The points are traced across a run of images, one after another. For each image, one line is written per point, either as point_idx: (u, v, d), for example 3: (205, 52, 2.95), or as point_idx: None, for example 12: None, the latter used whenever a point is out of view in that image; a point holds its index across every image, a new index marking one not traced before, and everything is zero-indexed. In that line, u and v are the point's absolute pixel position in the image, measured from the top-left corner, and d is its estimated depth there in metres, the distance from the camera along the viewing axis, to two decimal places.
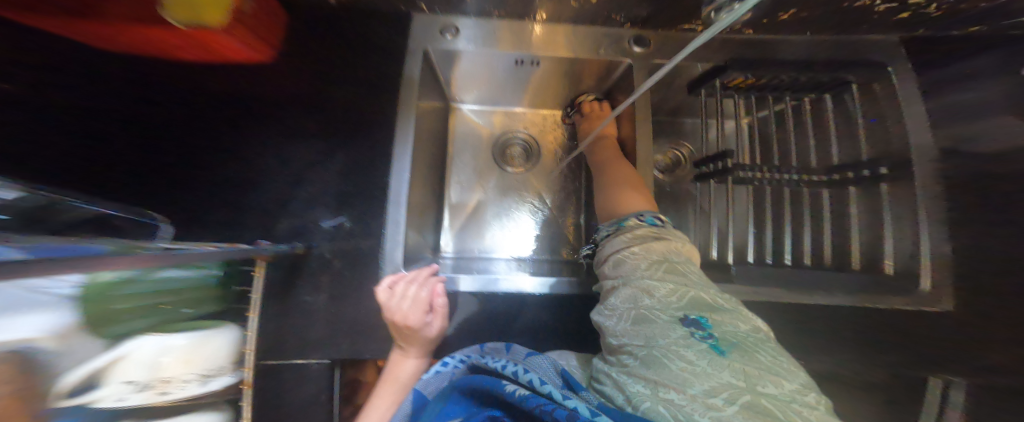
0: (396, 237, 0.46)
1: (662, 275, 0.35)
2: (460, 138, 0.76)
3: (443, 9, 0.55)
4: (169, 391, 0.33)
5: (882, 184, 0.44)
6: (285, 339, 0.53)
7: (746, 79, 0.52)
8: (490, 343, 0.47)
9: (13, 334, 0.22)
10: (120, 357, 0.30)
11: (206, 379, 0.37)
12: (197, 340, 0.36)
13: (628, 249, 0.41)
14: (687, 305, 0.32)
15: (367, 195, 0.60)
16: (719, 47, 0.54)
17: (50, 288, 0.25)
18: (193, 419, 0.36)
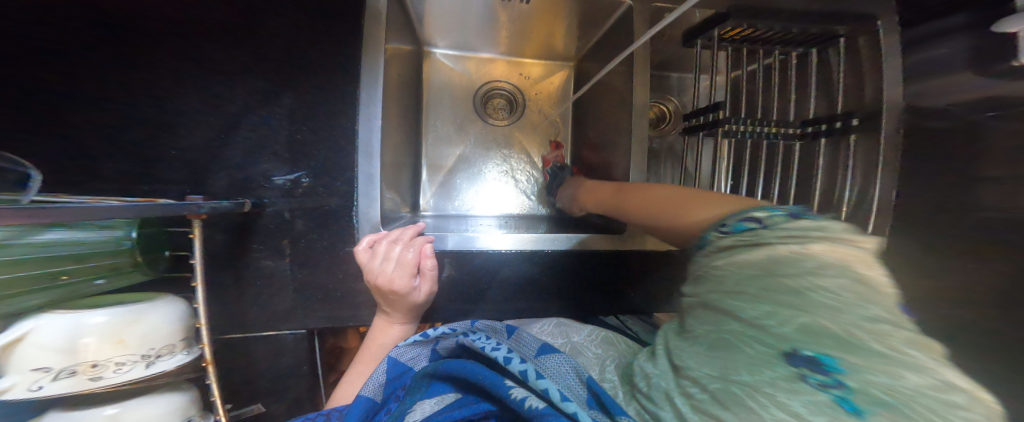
0: (369, 194, 0.42)
1: (752, 289, 0.21)
2: (435, 90, 0.69)
3: None
4: (102, 375, 0.28)
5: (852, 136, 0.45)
6: (246, 313, 0.48)
7: (744, 29, 0.47)
8: (482, 322, 0.44)
9: None
10: (21, 338, 0.26)
11: (152, 361, 0.31)
12: (122, 319, 0.29)
13: (709, 263, 0.26)
14: (795, 331, 0.18)
15: (331, 152, 0.52)
16: None
17: None
18: (149, 403, 0.32)
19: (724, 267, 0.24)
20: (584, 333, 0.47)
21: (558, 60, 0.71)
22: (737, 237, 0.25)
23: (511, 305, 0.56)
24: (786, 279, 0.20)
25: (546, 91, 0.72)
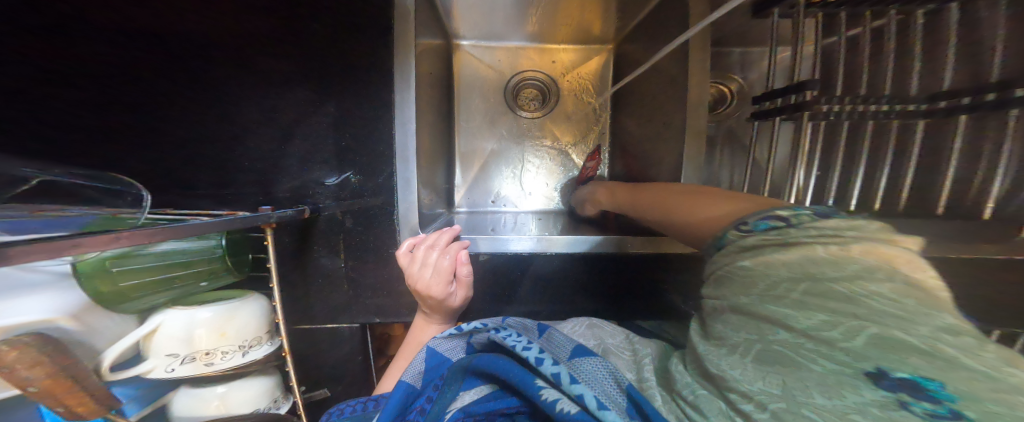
0: (407, 199, 0.43)
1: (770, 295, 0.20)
2: (466, 83, 0.68)
3: None
4: (211, 362, 0.32)
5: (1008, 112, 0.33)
6: (313, 306, 0.53)
7: None
8: (513, 316, 0.44)
9: (13, 320, 0.22)
10: (156, 329, 0.30)
11: (247, 351, 0.35)
12: (222, 315, 0.33)
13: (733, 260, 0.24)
14: (862, 353, 0.15)
15: (376, 153, 0.55)
16: None
17: (35, 267, 0.24)
18: (246, 384, 0.37)
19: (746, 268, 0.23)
20: (619, 336, 0.44)
21: (595, 43, 0.66)
22: (763, 236, 0.23)
23: (549, 304, 0.57)
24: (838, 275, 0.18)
25: (579, 78, 0.68)
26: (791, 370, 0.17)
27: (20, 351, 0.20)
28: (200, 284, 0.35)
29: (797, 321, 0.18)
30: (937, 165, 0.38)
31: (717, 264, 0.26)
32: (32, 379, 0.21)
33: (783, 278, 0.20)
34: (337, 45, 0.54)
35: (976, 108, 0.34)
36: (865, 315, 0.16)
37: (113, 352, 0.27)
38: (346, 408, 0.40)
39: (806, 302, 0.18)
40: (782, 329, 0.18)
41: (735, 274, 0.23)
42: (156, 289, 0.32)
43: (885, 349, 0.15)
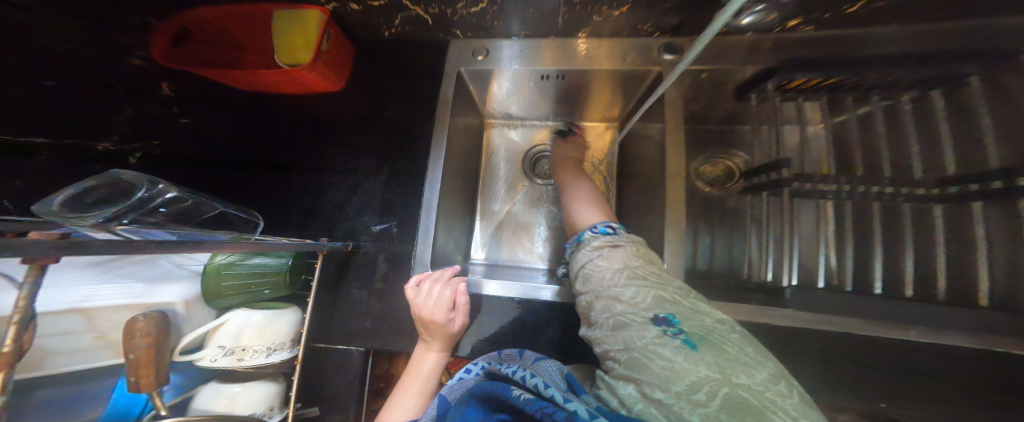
0: (426, 241, 0.54)
1: (624, 282, 0.35)
2: (494, 151, 0.81)
3: (476, 34, 0.62)
4: (244, 359, 0.39)
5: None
6: (330, 326, 0.57)
7: (810, 80, 0.44)
8: (511, 351, 0.43)
9: (159, 299, 0.34)
10: (221, 324, 0.38)
11: (271, 353, 0.41)
12: (266, 319, 0.41)
13: (590, 263, 0.40)
14: (653, 306, 0.32)
15: (412, 204, 0.67)
16: (772, 47, 0.44)
17: (188, 265, 0.38)
18: (258, 386, 0.44)
19: (600, 266, 0.39)
20: None
21: (602, 122, 0.76)
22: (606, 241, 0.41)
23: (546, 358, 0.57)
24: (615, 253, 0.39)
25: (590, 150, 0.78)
26: (628, 328, 0.31)
27: (148, 322, 0.32)
28: (263, 292, 0.44)
29: (627, 303, 0.33)
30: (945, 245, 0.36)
31: (582, 264, 0.41)
32: (136, 348, 0.32)
33: (632, 292, 0.34)
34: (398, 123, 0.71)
35: (941, 195, 0.36)
36: (655, 299, 0.33)
37: (186, 337, 0.37)
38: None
39: (629, 284, 0.35)
40: (620, 306, 0.33)
41: (596, 275, 0.38)
42: (238, 293, 0.41)
43: (660, 304, 0.32)
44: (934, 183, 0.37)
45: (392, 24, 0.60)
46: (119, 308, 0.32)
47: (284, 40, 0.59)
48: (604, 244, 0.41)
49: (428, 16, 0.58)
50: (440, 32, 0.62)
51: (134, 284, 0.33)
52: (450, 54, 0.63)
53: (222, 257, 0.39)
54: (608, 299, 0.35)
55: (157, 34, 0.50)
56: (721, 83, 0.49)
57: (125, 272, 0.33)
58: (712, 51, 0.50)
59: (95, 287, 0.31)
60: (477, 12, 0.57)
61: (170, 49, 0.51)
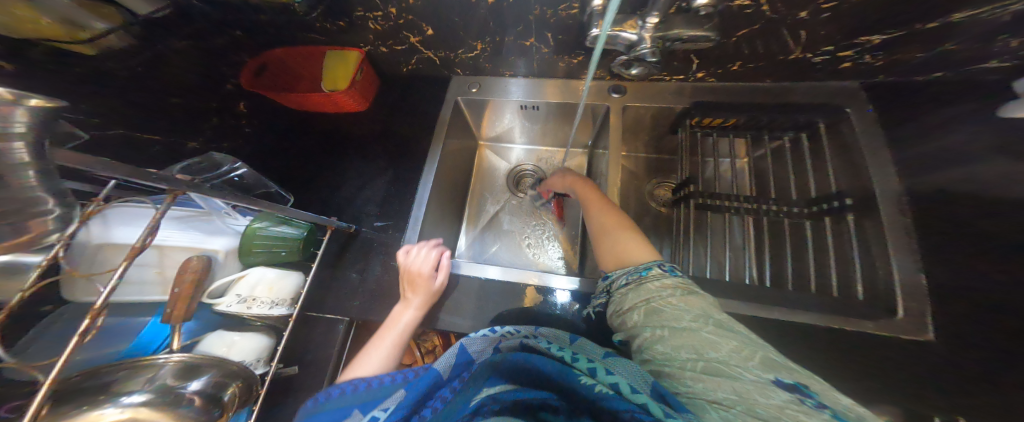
0: (414, 229, 0.67)
1: (714, 329, 0.35)
2: (484, 167, 0.93)
3: (473, 72, 0.77)
4: (251, 307, 0.49)
5: (849, 216, 0.44)
6: (325, 298, 0.66)
7: (711, 119, 0.56)
8: (546, 327, 0.45)
9: (211, 246, 0.49)
10: (242, 276, 0.51)
11: (273, 307, 0.52)
12: (275, 278, 0.53)
13: (666, 300, 0.40)
14: (765, 368, 0.31)
15: (403, 205, 0.76)
16: (690, 94, 0.59)
17: (234, 226, 0.53)
18: (252, 336, 0.54)
19: (677, 305, 0.39)
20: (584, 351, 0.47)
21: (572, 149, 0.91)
22: (678, 281, 0.42)
23: None
24: (691, 294, 0.40)
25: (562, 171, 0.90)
26: (725, 375, 0.31)
27: (198, 262, 0.47)
28: (281, 253, 0.56)
29: (724, 349, 0.33)
30: (843, 253, 0.44)
31: (651, 297, 0.41)
32: (182, 283, 0.44)
33: (721, 337, 0.34)
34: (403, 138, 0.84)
35: (825, 210, 0.46)
36: (755, 352, 0.33)
37: (216, 280, 0.49)
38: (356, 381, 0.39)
39: (721, 333, 0.35)
40: (713, 351, 0.33)
41: (670, 311, 0.39)
42: (262, 251, 0.54)
43: (771, 367, 0.31)
44: (809, 203, 0.48)
45: (409, 62, 0.75)
46: (183, 250, 0.47)
47: (332, 70, 0.73)
48: (677, 283, 0.42)
49: (437, 58, 0.72)
50: (445, 70, 0.77)
51: (196, 235, 0.49)
52: (452, 86, 0.78)
53: (258, 223, 0.54)
54: (692, 339, 0.35)
55: (244, 71, 0.70)
56: (665, 119, 0.63)
57: (192, 226, 0.49)
58: (649, 94, 0.62)
59: (169, 234, 0.46)
60: (473, 57, 0.70)
61: (253, 80, 0.72)
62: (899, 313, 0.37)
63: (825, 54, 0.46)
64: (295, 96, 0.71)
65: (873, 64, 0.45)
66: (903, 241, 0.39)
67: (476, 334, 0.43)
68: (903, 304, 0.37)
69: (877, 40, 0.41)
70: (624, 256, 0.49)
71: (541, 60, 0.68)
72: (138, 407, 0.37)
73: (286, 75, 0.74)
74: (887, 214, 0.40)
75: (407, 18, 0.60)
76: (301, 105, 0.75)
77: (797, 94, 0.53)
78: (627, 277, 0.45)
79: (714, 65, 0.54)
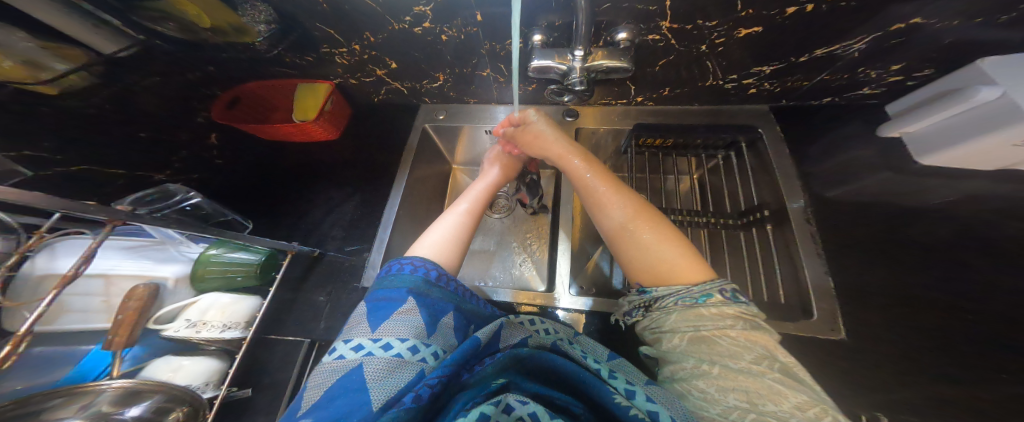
0: (378, 250, 0.68)
1: (774, 377, 0.32)
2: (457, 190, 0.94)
3: (439, 101, 0.81)
4: (200, 330, 0.52)
5: (768, 225, 0.52)
6: (285, 320, 0.67)
7: (656, 138, 0.60)
8: (583, 336, 0.43)
9: (160, 273, 0.53)
10: (193, 302, 0.55)
11: (225, 329, 0.54)
12: (228, 301, 0.56)
13: (725, 334, 0.36)
14: None
15: (371, 229, 0.77)
16: (633, 116, 0.64)
17: (189, 253, 0.58)
18: (202, 360, 0.55)
19: (737, 341, 0.35)
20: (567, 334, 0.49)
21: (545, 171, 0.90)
22: (738, 308, 0.38)
23: None
24: (753, 326, 0.37)
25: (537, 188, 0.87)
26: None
27: (144, 289, 0.50)
28: (237, 278, 0.60)
29: (787, 403, 0.30)
30: (782, 262, 0.50)
31: (703, 324, 0.37)
32: (126, 310, 0.48)
33: (787, 387, 0.31)
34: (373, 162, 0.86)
35: (762, 221, 0.53)
36: (823, 415, 0.29)
37: (163, 308, 0.53)
38: (419, 264, 0.45)
39: (781, 380, 0.32)
40: (772, 404, 0.30)
41: (727, 345, 0.35)
42: (217, 275, 0.58)
43: None
44: (741, 214, 0.57)
45: (379, 92, 0.79)
46: (132, 278, 0.51)
47: (301, 101, 0.75)
48: (739, 314, 0.37)
49: (403, 88, 0.76)
50: (413, 99, 0.81)
51: (147, 263, 0.53)
52: (420, 114, 0.82)
53: (214, 250, 0.59)
54: (751, 384, 0.32)
55: (216, 105, 0.71)
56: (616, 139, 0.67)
57: (143, 254, 0.53)
58: (599, 116, 0.66)
59: (117, 263, 0.50)
60: (437, 87, 0.74)
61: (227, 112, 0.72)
62: (813, 312, 0.44)
63: (745, 79, 0.52)
64: (265, 128, 0.72)
65: (779, 87, 0.53)
66: (811, 246, 0.47)
67: (515, 318, 0.44)
68: (815, 305, 0.44)
69: (790, 61, 0.47)
70: (662, 272, 0.43)
71: (500, 89, 0.72)
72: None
73: (259, 107, 0.76)
74: (795, 226, 0.48)
75: (370, 53, 0.64)
76: (273, 135, 0.75)
77: (716, 116, 0.60)
78: (682, 298, 0.40)
79: (652, 92, 0.59)
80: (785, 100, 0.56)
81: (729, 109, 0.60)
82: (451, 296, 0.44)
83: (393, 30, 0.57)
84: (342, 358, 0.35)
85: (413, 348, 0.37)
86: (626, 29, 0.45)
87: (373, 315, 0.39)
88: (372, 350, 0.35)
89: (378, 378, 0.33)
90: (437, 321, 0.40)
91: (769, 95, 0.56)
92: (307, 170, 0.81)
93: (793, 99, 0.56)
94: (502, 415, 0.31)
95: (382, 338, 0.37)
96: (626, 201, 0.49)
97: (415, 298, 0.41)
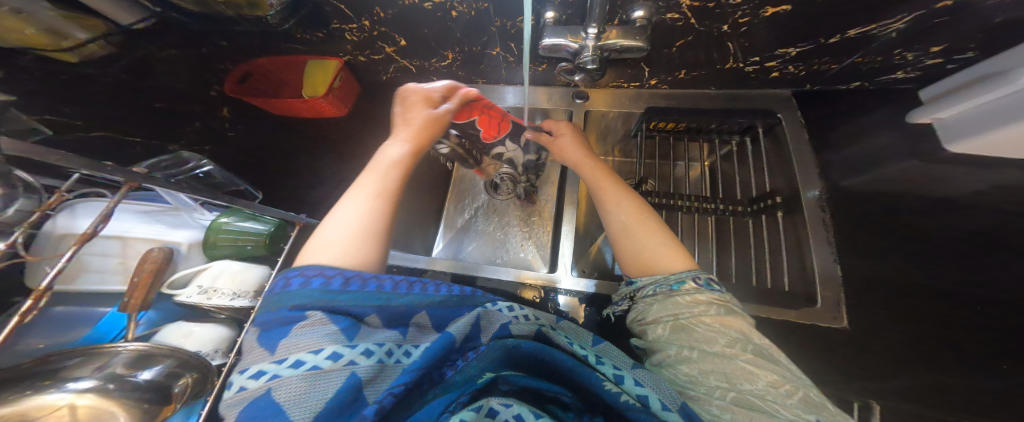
0: None
1: (749, 358, 0.32)
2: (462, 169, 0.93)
3: (447, 80, 0.79)
4: (211, 297, 0.54)
5: (779, 213, 0.51)
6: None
7: (666, 122, 0.58)
8: (568, 321, 0.44)
9: (172, 238, 0.54)
10: (204, 269, 0.56)
11: (234, 298, 0.56)
12: (237, 269, 0.58)
13: (700, 320, 0.36)
14: (804, 407, 0.29)
15: None
16: (645, 99, 0.63)
17: (200, 221, 0.59)
18: (213, 327, 0.57)
19: (712, 325, 0.35)
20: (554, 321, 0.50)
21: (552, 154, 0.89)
22: (710, 294, 0.38)
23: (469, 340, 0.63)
24: (728, 313, 0.36)
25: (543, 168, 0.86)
26: (759, 412, 0.29)
27: (158, 253, 0.52)
28: (247, 247, 0.61)
29: (760, 381, 0.31)
30: (788, 250, 0.49)
31: (681, 313, 0.37)
32: (140, 272, 0.50)
33: (761, 367, 0.31)
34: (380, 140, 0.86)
35: (776, 208, 0.52)
36: (794, 390, 0.30)
37: (177, 272, 0.55)
38: (315, 272, 0.35)
39: (756, 361, 0.32)
40: (747, 383, 0.31)
41: (703, 330, 0.35)
42: (226, 244, 0.59)
43: (812, 407, 0.29)
44: (750, 202, 0.56)
45: (387, 70, 0.77)
46: (145, 241, 0.52)
47: (311, 80, 0.74)
48: (713, 300, 0.37)
49: (411, 66, 0.74)
50: (421, 78, 0.79)
51: (160, 228, 0.54)
52: (426, 93, 0.81)
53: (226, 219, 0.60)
54: (727, 365, 0.32)
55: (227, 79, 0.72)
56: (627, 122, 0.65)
57: (157, 220, 0.54)
58: (608, 100, 0.65)
59: (133, 226, 0.52)
60: (445, 65, 0.72)
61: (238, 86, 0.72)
62: (818, 300, 0.44)
63: (765, 60, 0.49)
64: (275, 102, 0.72)
65: (800, 70, 0.49)
66: (821, 234, 0.46)
67: (493, 306, 0.44)
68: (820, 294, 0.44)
69: (818, 42, 0.42)
70: (650, 262, 0.42)
71: (509, 69, 0.70)
72: (82, 392, 0.36)
73: (270, 82, 0.76)
74: (808, 213, 0.47)
75: (380, 29, 0.63)
76: (285, 110, 0.75)
77: (732, 101, 0.58)
78: (658, 289, 0.40)
79: (665, 74, 0.58)
80: (808, 84, 0.52)
81: (747, 93, 0.58)
82: (373, 294, 0.36)
83: (402, 4, 0.55)
84: (244, 389, 0.28)
85: (334, 356, 0.30)
86: (643, 7, 0.44)
87: (269, 337, 0.31)
88: (279, 372, 0.29)
89: (296, 397, 0.27)
90: (359, 323, 0.34)
91: (793, 79, 0.52)
92: (315, 145, 0.81)
93: (818, 83, 0.51)
94: (485, 419, 0.31)
95: (289, 356, 0.29)
96: (622, 197, 0.48)
97: (322, 310, 0.33)
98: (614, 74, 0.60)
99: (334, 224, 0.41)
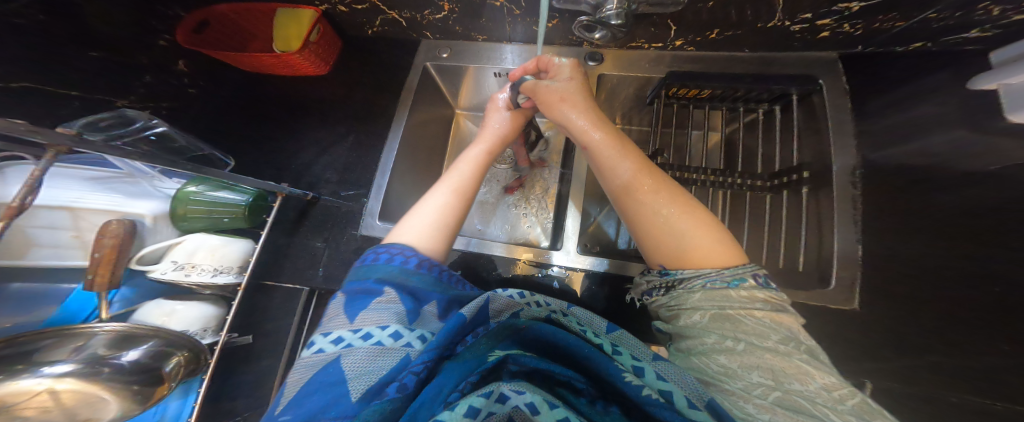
0: (376, 197, 0.65)
1: (799, 359, 0.32)
2: (459, 138, 0.85)
3: (443, 36, 0.69)
4: (190, 273, 0.49)
5: (804, 188, 0.50)
6: (281, 266, 0.66)
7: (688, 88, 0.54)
8: (578, 307, 0.42)
9: (133, 210, 0.48)
10: (177, 242, 0.51)
11: (216, 274, 0.52)
12: (216, 244, 0.52)
13: (750, 313, 0.35)
14: (852, 411, 0.28)
15: (368, 175, 0.72)
16: (668, 62, 0.57)
17: (164, 189, 0.52)
18: (197, 306, 0.53)
19: (762, 320, 0.34)
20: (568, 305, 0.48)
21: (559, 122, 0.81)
22: (768, 292, 0.36)
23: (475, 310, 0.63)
24: (782, 311, 0.35)
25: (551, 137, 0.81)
26: (807, 412, 0.28)
27: (118, 225, 0.45)
28: (223, 220, 0.55)
29: (812, 383, 0.30)
30: (814, 225, 0.49)
31: (726, 303, 0.36)
32: (102, 248, 0.44)
33: (813, 368, 0.31)
34: (369, 100, 0.75)
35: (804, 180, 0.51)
36: (848, 395, 0.29)
37: (146, 248, 0.49)
38: (400, 252, 0.41)
39: (808, 361, 0.31)
40: (798, 383, 0.30)
41: (753, 323, 0.34)
42: (199, 217, 0.53)
43: (864, 412, 0.28)
44: (770, 175, 0.55)
45: (374, 24, 0.68)
46: (101, 213, 0.46)
47: (282, 31, 0.64)
48: (769, 298, 0.36)
49: (402, 19, 0.65)
50: (414, 33, 0.70)
51: (116, 197, 0.47)
52: (421, 51, 0.72)
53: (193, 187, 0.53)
54: (777, 362, 0.32)
55: (181, 24, 0.60)
56: (644, 87, 0.61)
57: (112, 187, 0.47)
58: (626, 63, 0.59)
59: (84, 195, 0.45)
60: (441, 18, 0.63)
61: (193, 36, 0.62)
62: (831, 282, 0.45)
63: (818, 16, 0.43)
64: (242, 57, 0.62)
65: (852, 26, 0.44)
66: (848, 212, 0.46)
67: (503, 290, 0.41)
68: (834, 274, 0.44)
69: None
70: (693, 257, 0.39)
71: (513, 25, 0.61)
72: (60, 377, 0.39)
73: (238, 30, 0.65)
74: (836, 187, 0.46)
75: None
76: (255, 64, 0.65)
77: (758, 67, 0.55)
78: (716, 279, 0.37)
79: (693, 35, 0.52)
80: (860, 46, 0.48)
81: (780, 57, 0.54)
82: (437, 284, 0.41)
83: None
84: (321, 353, 0.32)
85: (395, 335, 0.34)
86: None
87: (352, 306, 0.36)
88: (352, 342, 0.33)
89: (358, 369, 0.30)
90: (421, 310, 0.38)
91: (838, 40, 0.47)
92: (295, 106, 0.74)
93: (870, 45, 0.47)
94: (495, 405, 0.28)
95: (362, 328, 0.34)
96: (662, 186, 0.43)
97: (396, 290, 0.38)
98: (636, 32, 0.54)
99: (418, 212, 0.48)
